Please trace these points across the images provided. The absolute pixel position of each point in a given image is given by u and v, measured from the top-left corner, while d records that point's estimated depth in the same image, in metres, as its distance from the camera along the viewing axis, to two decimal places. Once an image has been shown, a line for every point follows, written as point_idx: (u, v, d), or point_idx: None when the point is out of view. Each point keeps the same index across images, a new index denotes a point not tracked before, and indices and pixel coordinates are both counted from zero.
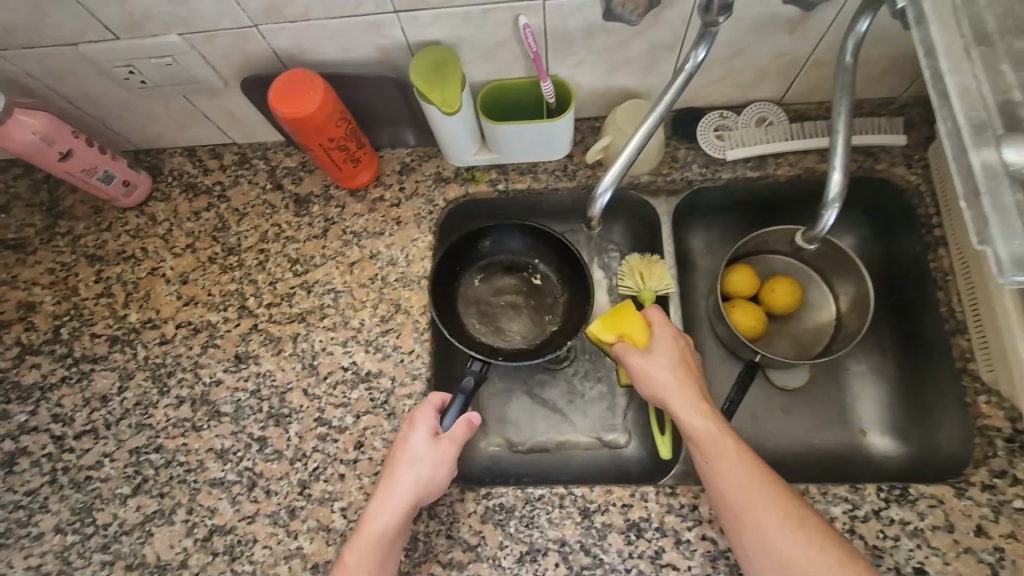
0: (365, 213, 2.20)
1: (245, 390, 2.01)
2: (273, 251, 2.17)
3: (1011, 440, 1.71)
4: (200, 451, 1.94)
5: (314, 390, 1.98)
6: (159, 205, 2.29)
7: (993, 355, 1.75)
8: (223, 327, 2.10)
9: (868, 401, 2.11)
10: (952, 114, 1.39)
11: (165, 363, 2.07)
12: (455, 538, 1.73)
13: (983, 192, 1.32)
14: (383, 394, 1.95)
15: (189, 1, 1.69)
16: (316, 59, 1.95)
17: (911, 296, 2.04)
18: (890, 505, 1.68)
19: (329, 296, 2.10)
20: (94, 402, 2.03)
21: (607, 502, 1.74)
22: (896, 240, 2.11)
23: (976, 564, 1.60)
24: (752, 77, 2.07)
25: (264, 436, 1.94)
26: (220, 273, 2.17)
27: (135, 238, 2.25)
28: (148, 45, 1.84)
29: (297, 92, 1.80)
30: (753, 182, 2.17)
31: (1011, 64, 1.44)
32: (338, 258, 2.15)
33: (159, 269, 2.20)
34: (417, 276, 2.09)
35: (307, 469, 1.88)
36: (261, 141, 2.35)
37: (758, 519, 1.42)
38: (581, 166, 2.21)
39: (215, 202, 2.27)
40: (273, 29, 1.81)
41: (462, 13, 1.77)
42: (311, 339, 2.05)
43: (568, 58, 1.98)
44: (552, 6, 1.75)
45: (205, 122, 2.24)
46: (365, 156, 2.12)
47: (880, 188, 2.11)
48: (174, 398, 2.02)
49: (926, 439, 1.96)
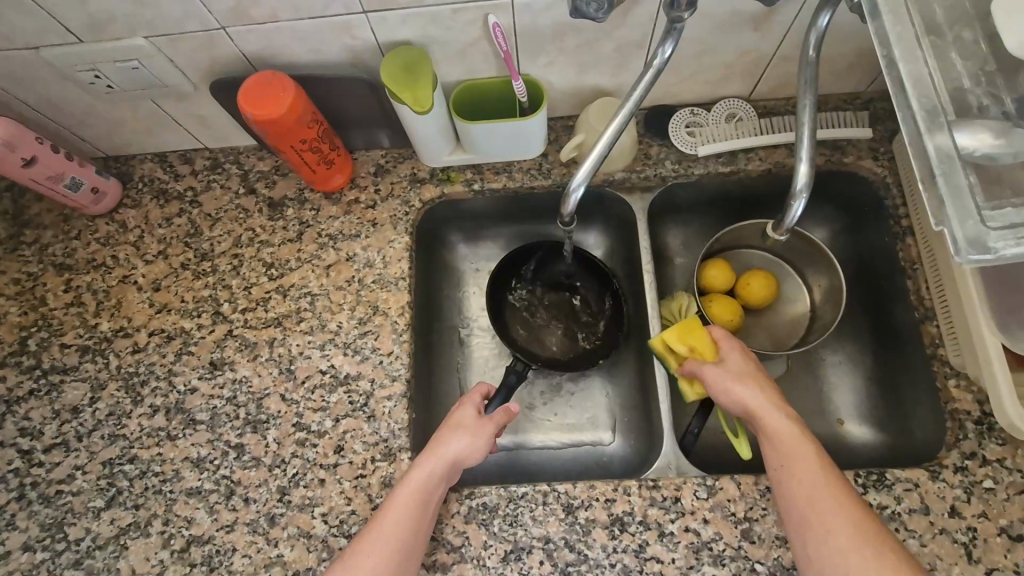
0: (340, 215, 2.17)
1: (220, 398, 1.97)
2: (247, 256, 2.14)
3: (980, 423, 1.74)
4: (176, 461, 1.90)
5: (292, 395, 1.95)
6: (130, 211, 2.25)
7: (962, 343, 1.78)
8: (198, 333, 2.06)
9: (843, 391, 2.14)
10: (906, 100, 1.37)
11: (138, 372, 2.02)
12: (438, 540, 1.71)
13: (938, 174, 1.31)
14: (363, 397, 1.93)
15: (154, 4, 1.66)
16: (284, 60, 1.92)
17: (882, 287, 2.07)
18: (867, 490, 1.70)
19: (305, 300, 2.07)
20: (65, 413, 1.98)
21: (590, 497, 1.73)
22: (866, 232, 2.15)
23: (951, 544, 1.63)
24: (721, 74, 2.09)
25: (241, 443, 1.90)
26: (193, 280, 2.13)
27: (105, 245, 2.20)
28: (113, 48, 1.80)
29: (266, 96, 1.77)
30: (724, 177, 2.19)
31: (960, 55, 1.45)
32: (314, 261, 2.11)
33: (131, 277, 2.15)
34: (394, 278, 2.07)
35: (286, 475, 1.86)
36: (233, 145, 2.32)
37: (831, 524, 1.41)
38: (556, 164, 2.20)
39: (187, 207, 2.23)
40: (240, 31, 1.79)
41: (429, 13, 1.76)
42: (288, 344, 2.02)
43: (538, 57, 1.97)
44: (520, 5, 1.75)
45: (174, 127, 2.20)
46: (338, 158, 2.10)
47: (848, 181, 2.14)
48: (147, 407, 1.97)
49: (900, 426, 1.99)
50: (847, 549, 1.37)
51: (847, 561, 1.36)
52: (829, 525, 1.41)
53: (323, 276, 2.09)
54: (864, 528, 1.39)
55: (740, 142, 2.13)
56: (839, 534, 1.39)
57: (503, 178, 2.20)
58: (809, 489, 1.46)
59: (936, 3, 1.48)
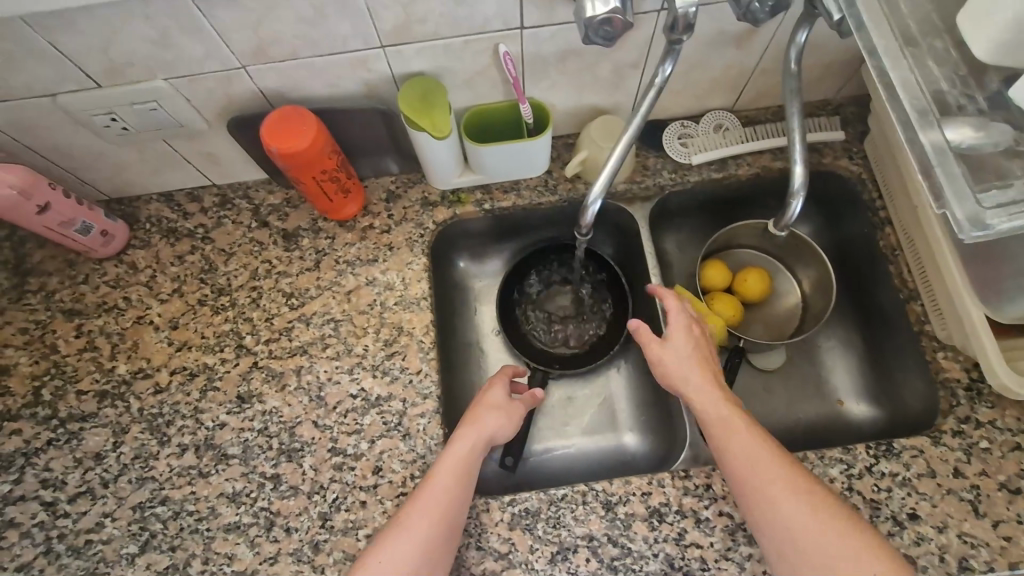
0: (357, 241, 2.04)
1: (251, 430, 1.83)
2: (265, 287, 2.00)
3: (971, 388, 1.72)
4: (211, 498, 1.76)
5: (325, 421, 1.83)
6: (140, 252, 2.07)
7: (948, 318, 1.74)
8: (221, 368, 1.91)
9: (839, 371, 2.09)
10: (897, 107, 1.34)
11: (162, 412, 1.87)
12: (486, 548, 1.65)
13: (937, 165, 1.28)
14: (396, 417, 1.82)
15: (174, 44, 1.55)
16: (300, 97, 1.82)
17: (864, 270, 2.04)
18: (879, 459, 1.67)
19: (329, 327, 1.94)
20: (87, 460, 1.81)
21: (627, 492, 1.69)
22: (844, 225, 2.12)
23: (958, 502, 1.61)
24: (706, 88, 2.00)
25: (277, 474, 1.77)
26: (212, 315, 1.98)
27: (115, 288, 2.02)
28: (128, 87, 1.66)
29: (286, 129, 1.69)
30: (719, 182, 2.10)
31: (938, 64, 1.37)
32: (334, 287, 1.99)
33: (146, 316, 1.99)
34: (417, 298, 1.96)
35: (327, 500, 1.74)
36: (241, 181, 2.16)
37: (802, 512, 1.41)
38: (562, 180, 2.09)
39: (198, 244, 2.06)
40: (261, 70, 1.69)
41: (443, 42, 1.67)
42: (316, 371, 1.89)
43: (542, 83, 1.88)
44: (528, 35, 1.68)
45: (182, 165, 2.04)
46: (353, 186, 1.99)
47: (837, 182, 2.08)
48: (175, 446, 1.82)
49: (893, 398, 1.95)
50: (807, 522, 1.40)
51: (801, 528, 1.40)
52: (799, 520, 1.41)
53: (283, 303, 1.96)
54: (808, 503, 1.43)
55: (742, 146, 2.06)
56: (788, 511, 1.42)
57: (507, 198, 2.08)
58: (771, 472, 1.48)
59: (908, 18, 1.40)
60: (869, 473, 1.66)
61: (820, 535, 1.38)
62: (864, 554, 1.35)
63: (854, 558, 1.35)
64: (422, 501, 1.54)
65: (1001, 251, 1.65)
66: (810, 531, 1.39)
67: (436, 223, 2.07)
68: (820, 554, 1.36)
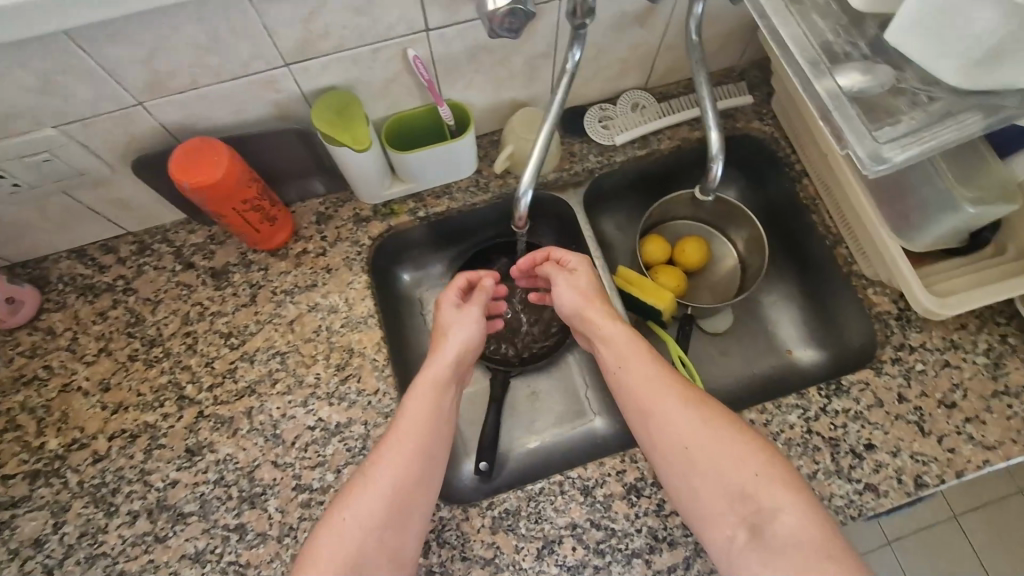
0: (293, 269, 1.74)
1: (208, 482, 1.52)
2: (200, 331, 1.67)
3: (901, 317, 1.66)
4: (173, 564, 1.45)
5: (285, 458, 1.53)
6: (56, 314, 1.71)
7: (869, 252, 1.71)
8: (164, 423, 1.58)
9: (785, 323, 2.01)
10: (789, 54, 1.19)
11: (107, 481, 1.52)
12: (471, 558, 1.45)
13: (833, 109, 1.12)
14: (360, 442, 1.54)
15: (56, 87, 1.29)
16: (208, 127, 1.55)
17: (793, 228, 1.97)
18: (831, 399, 1.58)
19: (275, 361, 1.64)
20: (25, 551, 1.46)
21: (602, 474, 1.52)
22: (767, 184, 2.06)
23: (906, 426, 1.54)
24: (617, 70, 1.91)
25: (241, 524, 1.48)
26: (146, 369, 1.64)
27: (32, 357, 1.66)
28: (12, 140, 1.38)
29: (200, 161, 1.42)
30: (644, 161, 2.01)
31: (823, 16, 1.21)
32: (275, 320, 1.68)
33: (72, 383, 1.63)
34: (364, 317, 1.67)
35: (300, 542, 1.45)
36: (160, 223, 1.81)
37: (670, 415, 1.29)
38: (491, 177, 1.86)
39: (121, 297, 1.72)
40: (159, 104, 1.43)
41: (350, 55, 1.47)
42: (269, 409, 1.58)
43: (457, 84, 1.69)
44: (436, 37, 1.49)
45: (93, 218, 1.70)
46: (280, 214, 1.69)
47: (755, 145, 2.02)
48: (126, 514, 1.49)
49: (836, 340, 1.86)
50: (730, 481, 1.20)
51: (731, 470, 1.20)
52: (700, 453, 1.23)
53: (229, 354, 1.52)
54: (705, 436, 1.24)
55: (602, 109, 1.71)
56: (699, 453, 1.23)
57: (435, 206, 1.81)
58: (685, 430, 1.26)
59: None
60: (823, 414, 1.56)
61: (728, 466, 1.21)
62: (786, 495, 1.16)
63: (747, 463, 1.20)
64: (350, 511, 1.24)
65: (903, 188, 1.51)
66: (706, 449, 1.23)
67: (371, 240, 1.78)
68: (716, 462, 1.22)
